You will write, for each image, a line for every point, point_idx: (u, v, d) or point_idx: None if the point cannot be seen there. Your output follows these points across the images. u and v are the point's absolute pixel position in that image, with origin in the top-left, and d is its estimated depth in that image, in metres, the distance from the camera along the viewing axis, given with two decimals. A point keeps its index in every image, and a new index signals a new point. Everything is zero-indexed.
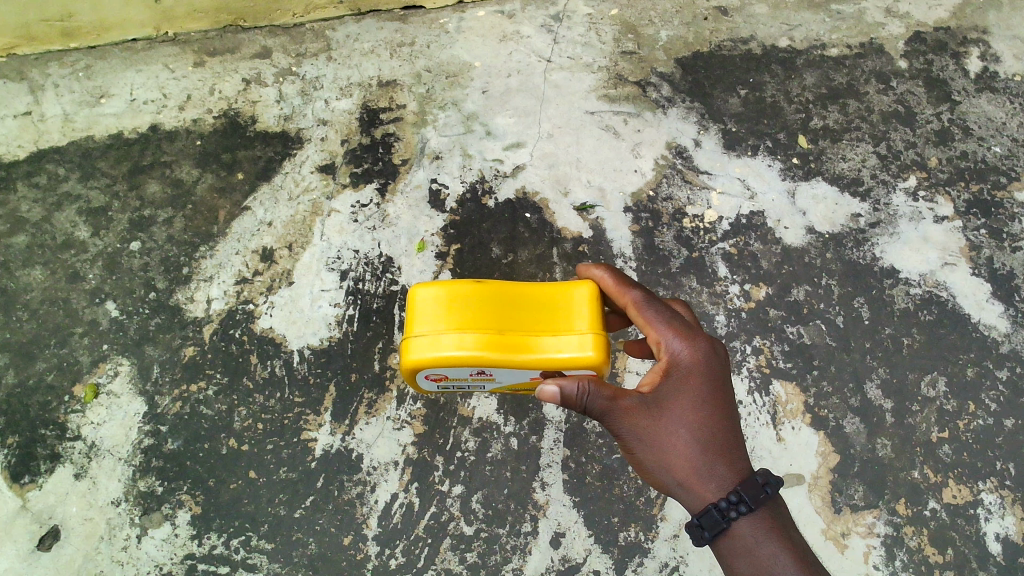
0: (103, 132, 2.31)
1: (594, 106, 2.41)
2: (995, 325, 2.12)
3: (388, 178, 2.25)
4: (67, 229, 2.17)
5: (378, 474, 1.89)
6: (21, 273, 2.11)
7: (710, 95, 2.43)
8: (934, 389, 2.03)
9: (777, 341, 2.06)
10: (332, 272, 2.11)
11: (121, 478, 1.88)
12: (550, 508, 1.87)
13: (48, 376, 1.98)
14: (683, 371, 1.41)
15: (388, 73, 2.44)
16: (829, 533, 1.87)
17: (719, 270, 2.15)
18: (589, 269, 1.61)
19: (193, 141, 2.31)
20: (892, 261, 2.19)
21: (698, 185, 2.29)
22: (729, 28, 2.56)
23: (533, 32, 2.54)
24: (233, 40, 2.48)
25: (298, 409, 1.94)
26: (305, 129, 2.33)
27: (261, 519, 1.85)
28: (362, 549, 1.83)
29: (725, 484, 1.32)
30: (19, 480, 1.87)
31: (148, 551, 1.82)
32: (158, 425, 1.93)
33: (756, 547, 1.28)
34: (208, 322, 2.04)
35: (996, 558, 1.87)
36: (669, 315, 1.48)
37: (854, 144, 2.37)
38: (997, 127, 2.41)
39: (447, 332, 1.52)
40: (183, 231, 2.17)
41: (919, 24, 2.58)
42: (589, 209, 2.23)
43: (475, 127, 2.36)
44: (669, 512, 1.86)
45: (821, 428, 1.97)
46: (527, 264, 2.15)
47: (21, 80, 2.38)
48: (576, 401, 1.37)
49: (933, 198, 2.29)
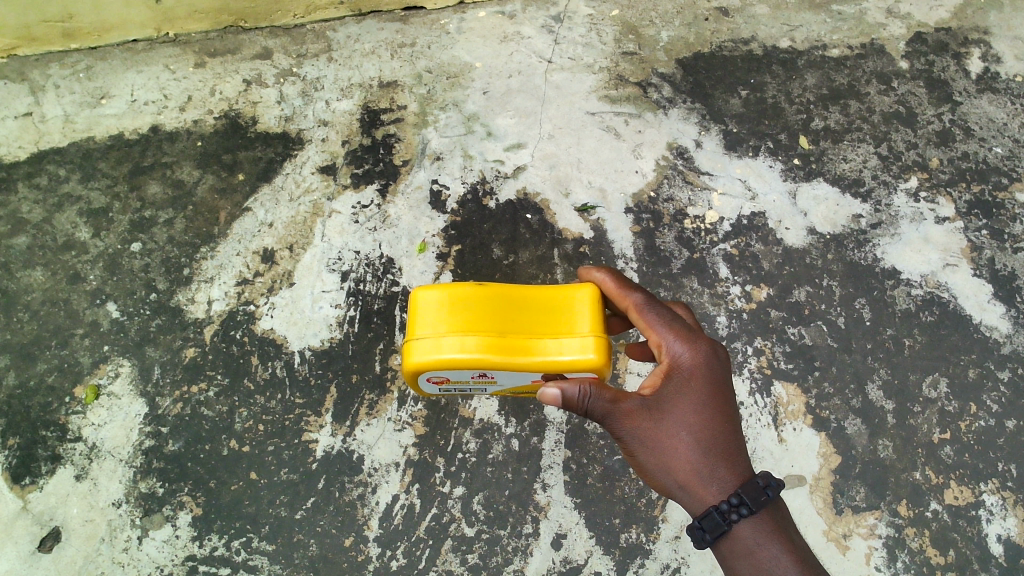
0: (103, 133, 2.31)
1: (595, 107, 2.41)
2: (997, 326, 2.12)
3: (389, 179, 2.25)
4: (67, 230, 2.16)
5: (378, 475, 1.89)
6: (21, 274, 2.10)
7: (711, 96, 2.43)
8: (935, 390, 2.03)
9: (778, 342, 2.06)
10: (332, 273, 2.11)
11: (121, 479, 1.88)
12: (551, 509, 1.86)
13: (48, 378, 1.98)
14: (684, 373, 1.41)
15: (388, 74, 2.44)
16: (831, 535, 1.87)
17: (720, 271, 2.15)
18: (590, 272, 1.60)
19: (193, 142, 2.30)
20: (893, 262, 2.19)
21: (699, 185, 2.29)
22: (731, 28, 2.56)
23: (534, 33, 2.54)
24: (233, 41, 2.48)
25: (299, 410, 1.94)
26: (306, 129, 2.33)
27: (262, 521, 1.84)
28: (363, 551, 1.83)
29: (726, 486, 1.32)
30: (20, 482, 1.87)
31: (148, 553, 1.82)
32: (158, 427, 1.93)
33: (757, 549, 1.28)
34: (209, 323, 2.04)
35: (998, 560, 1.86)
36: (671, 317, 1.48)
37: (855, 145, 2.37)
38: (998, 128, 2.41)
39: (448, 335, 1.51)
40: (184, 232, 2.17)
41: (919, 25, 2.58)
42: (590, 210, 2.23)
43: (476, 127, 2.35)
44: (670, 514, 1.86)
45: (822, 429, 1.97)
46: (528, 265, 2.15)
47: (22, 81, 2.38)
48: (577, 404, 1.37)
49: (935, 199, 2.29)
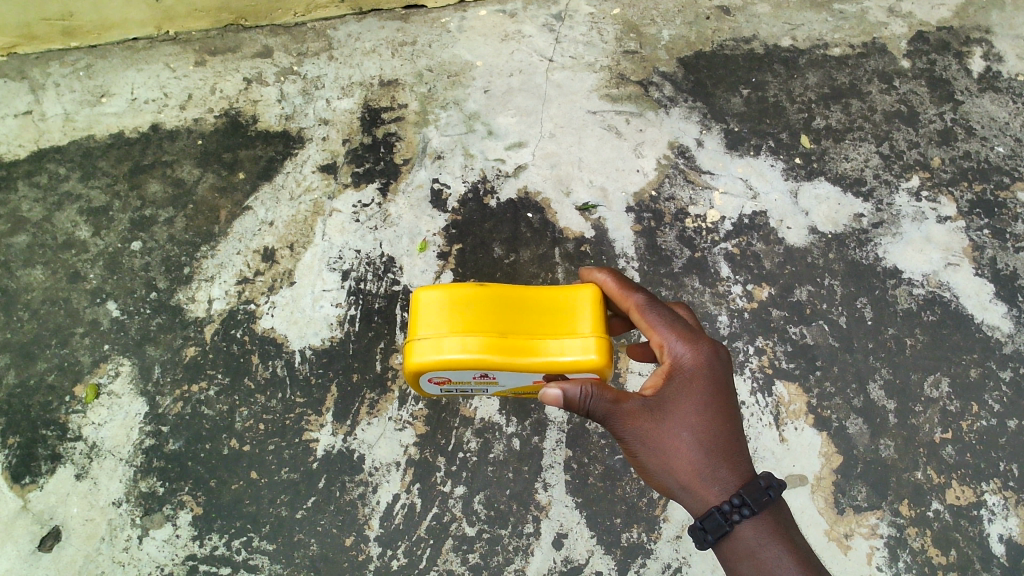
0: (103, 132, 2.31)
1: (596, 106, 2.40)
2: (998, 326, 2.12)
3: (390, 178, 2.25)
4: (67, 228, 2.16)
5: (379, 474, 1.88)
6: (21, 273, 2.10)
7: (712, 95, 2.43)
8: (937, 390, 2.02)
9: (779, 342, 2.05)
10: (333, 272, 2.11)
11: (121, 479, 1.87)
12: (552, 509, 1.86)
13: (48, 377, 1.98)
14: (686, 374, 1.40)
15: (389, 73, 2.43)
16: (832, 534, 1.86)
17: (721, 270, 2.15)
18: (591, 272, 1.60)
19: (193, 140, 2.30)
20: (895, 261, 2.19)
21: (700, 185, 2.28)
22: (732, 27, 2.56)
23: (534, 32, 2.53)
24: (233, 40, 2.47)
25: (300, 409, 1.94)
26: (306, 128, 2.33)
27: (262, 520, 1.84)
28: (363, 551, 1.82)
29: (728, 487, 1.32)
30: (19, 481, 1.86)
31: (149, 552, 1.81)
32: (158, 426, 1.92)
33: (758, 549, 1.27)
34: (209, 322, 2.04)
35: (1000, 559, 1.86)
36: (672, 318, 1.47)
37: (856, 144, 2.36)
38: (1000, 127, 2.41)
39: (449, 335, 1.51)
40: (184, 231, 2.17)
41: (921, 24, 2.58)
42: (591, 209, 2.22)
43: (476, 126, 2.35)
44: (671, 513, 1.86)
45: (823, 429, 1.97)
46: (529, 264, 2.14)
47: (22, 80, 2.37)
48: (579, 405, 1.37)
49: (936, 199, 2.29)
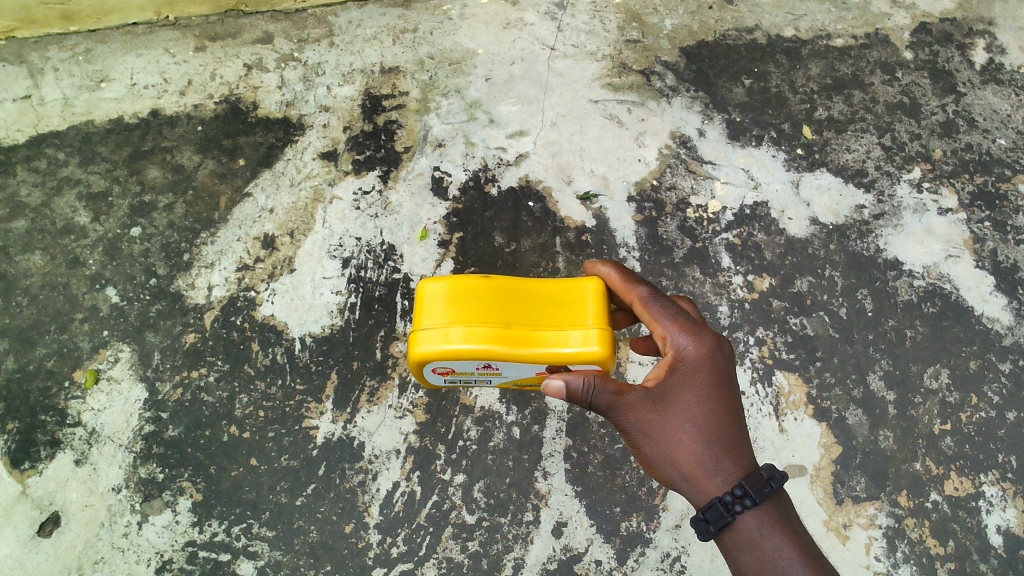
0: (103, 117, 2.29)
1: (598, 95, 2.39)
2: (999, 317, 2.12)
3: (391, 166, 2.24)
4: (67, 214, 2.15)
5: (379, 462, 1.88)
6: (21, 258, 2.09)
7: (715, 85, 2.42)
8: (937, 381, 2.03)
9: (780, 332, 2.06)
10: (334, 259, 2.10)
11: (121, 464, 1.87)
12: (551, 497, 1.86)
13: (48, 362, 1.97)
14: (689, 365, 1.39)
15: (390, 60, 2.42)
16: (831, 525, 1.87)
17: (722, 261, 2.15)
18: (595, 265, 1.59)
19: (194, 127, 2.29)
20: (895, 252, 2.19)
21: (701, 175, 2.27)
22: (735, 17, 2.54)
23: (536, 20, 2.52)
24: (234, 25, 2.45)
25: (299, 396, 1.94)
26: (307, 115, 2.31)
27: (261, 507, 1.84)
28: (363, 538, 1.82)
29: (730, 478, 1.32)
30: (19, 466, 1.86)
31: (148, 538, 1.81)
32: (158, 412, 1.92)
33: (760, 540, 1.27)
34: (209, 308, 2.03)
35: (997, 550, 1.87)
36: (676, 310, 1.46)
37: (858, 135, 2.36)
38: (1002, 119, 2.40)
39: (453, 325, 1.51)
40: (183, 217, 2.16)
41: (924, 15, 2.57)
42: (593, 199, 2.22)
43: (478, 115, 2.34)
44: (671, 503, 1.86)
45: (823, 419, 1.97)
46: (529, 253, 2.14)
47: (21, 63, 2.36)
48: (582, 397, 1.37)
49: (938, 190, 2.28)
